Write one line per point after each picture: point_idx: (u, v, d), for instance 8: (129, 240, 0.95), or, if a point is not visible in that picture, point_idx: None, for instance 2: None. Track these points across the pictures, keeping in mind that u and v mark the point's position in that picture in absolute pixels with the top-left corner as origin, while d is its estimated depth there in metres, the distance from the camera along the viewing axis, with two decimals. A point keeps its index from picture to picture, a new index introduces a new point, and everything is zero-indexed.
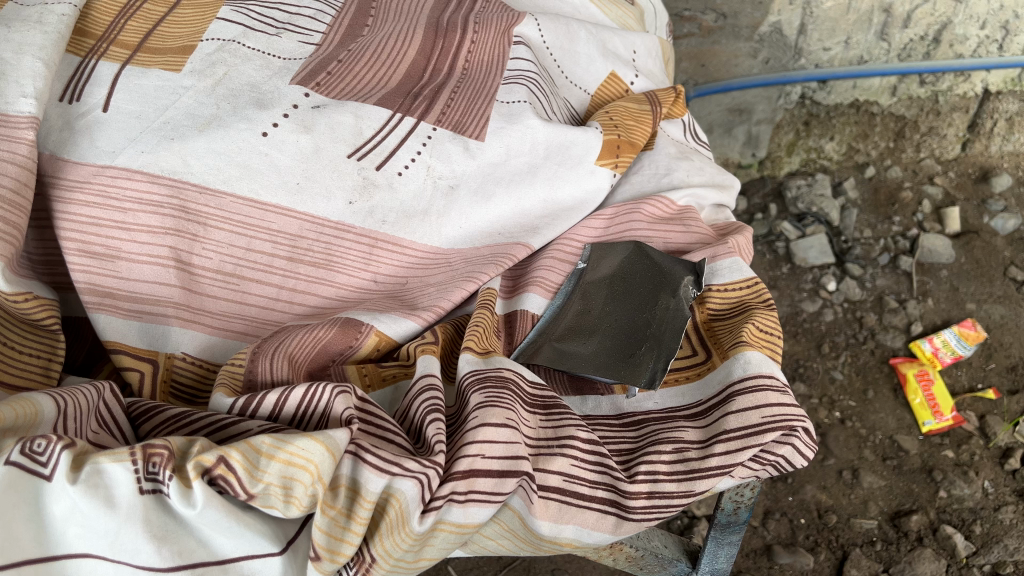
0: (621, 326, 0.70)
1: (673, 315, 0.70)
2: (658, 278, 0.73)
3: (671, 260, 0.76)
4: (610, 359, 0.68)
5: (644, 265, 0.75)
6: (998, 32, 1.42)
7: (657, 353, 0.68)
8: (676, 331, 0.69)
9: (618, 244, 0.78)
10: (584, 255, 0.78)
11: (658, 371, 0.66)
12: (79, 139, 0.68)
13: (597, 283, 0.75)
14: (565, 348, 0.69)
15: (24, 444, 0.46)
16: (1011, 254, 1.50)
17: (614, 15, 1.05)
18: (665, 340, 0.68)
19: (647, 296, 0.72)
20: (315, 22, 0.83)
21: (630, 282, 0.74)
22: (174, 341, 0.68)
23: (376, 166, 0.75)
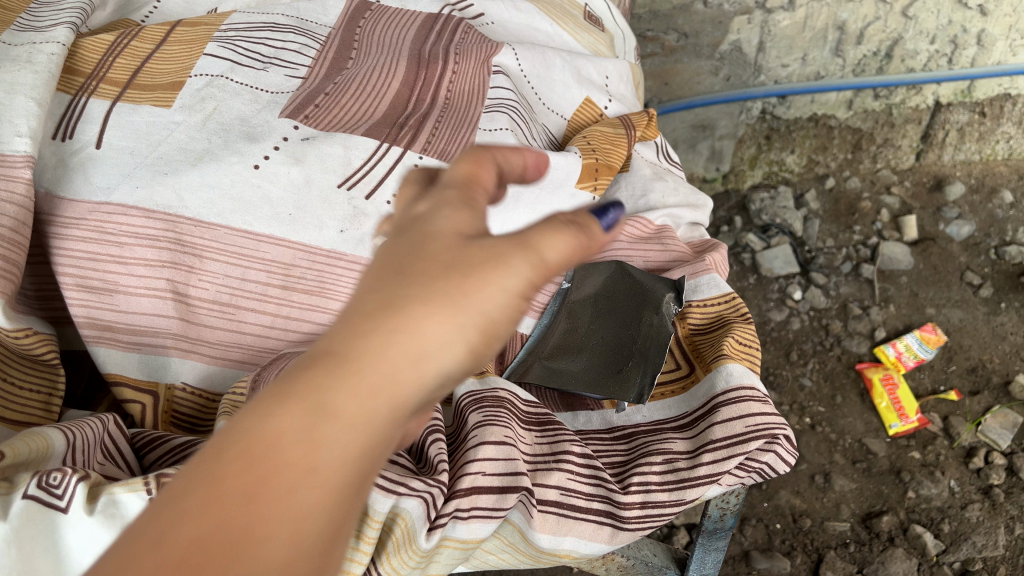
0: (609, 343, 0.73)
1: (658, 330, 0.73)
2: (641, 295, 0.75)
3: (651, 277, 0.77)
4: (599, 377, 0.71)
5: (625, 282, 0.77)
6: (947, 47, 1.48)
7: (643, 368, 0.71)
8: (661, 345, 0.72)
9: (602, 262, 0.79)
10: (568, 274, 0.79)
11: (646, 386, 0.70)
12: (73, 176, 0.69)
13: (582, 302, 0.77)
14: (556, 369, 0.72)
15: (41, 477, 0.48)
16: (967, 260, 1.55)
17: (586, 41, 1.09)
18: (651, 354, 0.72)
19: (631, 311, 0.74)
20: (300, 56, 0.85)
21: (614, 298, 0.76)
22: (174, 372, 0.71)
23: (365, 195, 0.76)
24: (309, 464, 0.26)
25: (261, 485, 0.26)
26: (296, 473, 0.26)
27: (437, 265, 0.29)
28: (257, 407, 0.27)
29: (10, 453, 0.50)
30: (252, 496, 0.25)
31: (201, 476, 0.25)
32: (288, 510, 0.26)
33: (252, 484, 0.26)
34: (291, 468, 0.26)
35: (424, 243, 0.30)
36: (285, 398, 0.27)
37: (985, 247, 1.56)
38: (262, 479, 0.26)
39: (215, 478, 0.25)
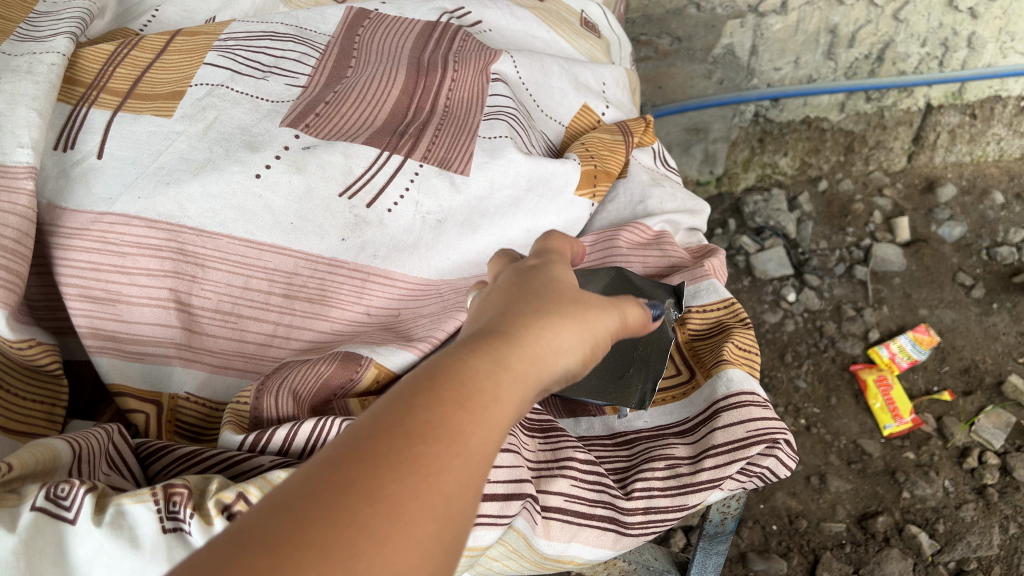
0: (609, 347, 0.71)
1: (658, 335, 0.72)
2: None
3: (650, 284, 0.77)
4: (599, 383, 0.70)
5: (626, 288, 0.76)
6: (938, 49, 1.49)
7: (644, 375, 0.70)
8: (662, 351, 0.71)
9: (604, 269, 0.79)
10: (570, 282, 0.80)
11: (647, 392, 0.69)
12: (75, 188, 0.70)
13: None
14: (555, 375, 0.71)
15: (48, 489, 0.48)
16: (959, 261, 1.56)
17: (582, 48, 1.10)
18: (653, 361, 0.70)
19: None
20: (300, 65, 0.86)
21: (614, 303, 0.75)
22: (177, 382, 0.69)
23: (367, 204, 0.77)
24: (501, 395, 0.33)
25: (472, 401, 0.32)
26: (492, 401, 0.33)
27: (566, 297, 0.40)
28: (454, 357, 0.34)
29: (17, 464, 0.50)
30: (464, 405, 0.32)
31: (422, 390, 0.32)
32: (489, 426, 0.32)
33: (465, 399, 0.32)
34: (491, 398, 0.33)
35: (551, 283, 0.41)
36: (479, 352, 0.34)
37: (977, 248, 1.57)
38: (472, 399, 0.32)
39: (440, 395, 0.32)
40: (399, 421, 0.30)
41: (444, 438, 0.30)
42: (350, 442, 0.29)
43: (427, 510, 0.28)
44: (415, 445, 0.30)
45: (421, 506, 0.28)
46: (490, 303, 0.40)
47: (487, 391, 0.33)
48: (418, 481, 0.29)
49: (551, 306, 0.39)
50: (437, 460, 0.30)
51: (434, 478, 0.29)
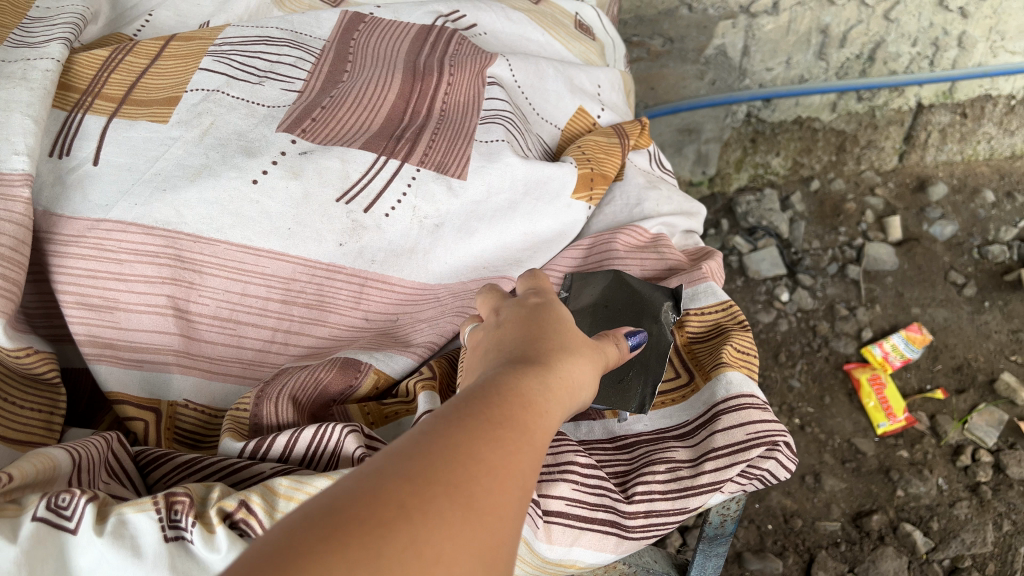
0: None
1: (657, 339, 0.72)
2: (639, 305, 0.75)
3: (649, 287, 0.78)
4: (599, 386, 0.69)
5: (623, 290, 0.76)
6: (929, 49, 1.50)
7: (643, 377, 0.69)
8: (660, 355, 0.71)
9: (600, 273, 0.80)
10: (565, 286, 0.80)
11: (647, 395, 0.69)
12: (71, 194, 0.69)
13: (580, 310, 0.75)
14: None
15: (49, 499, 0.48)
16: (951, 259, 1.57)
17: (576, 50, 1.10)
18: (652, 364, 0.70)
19: (628, 318, 0.73)
20: (296, 70, 0.86)
21: (612, 305, 0.75)
22: (176, 389, 0.70)
23: (364, 208, 0.77)
24: (550, 408, 0.42)
25: (531, 411, 0.41)
26: (545, 411, 0.42)
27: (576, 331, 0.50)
28: (511, 377, 0.43)
29: (17, 474, 0.50)
30: (527, 410, 0.40)
31: (495, 399, 0.40)
32: (544, 430, 0.41)
33: (527, 406, 0.41)
34: (544, 409, 0.42)
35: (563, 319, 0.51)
36: (529, 373, 0.43)
37: (968, 247, 1.57)
38: (531, 408, 0.41)
39: (508, 401, 0.40)
40: (482, 416, 0.39)
41: (517, 434, 0.39)
42: (445, 425, 0.38)
43: (514, 482, 0.37)
44: (499, 434, 0.38)
45: (510, 480, 0.37)
46: (515, 334, 0.49)
47: (541, 403, 0.42)
48: (506, 460, 0.37)
49: (572, 343, 0.48)
50: (516, 448, 0.38)
51: (516, 462, 0.37)
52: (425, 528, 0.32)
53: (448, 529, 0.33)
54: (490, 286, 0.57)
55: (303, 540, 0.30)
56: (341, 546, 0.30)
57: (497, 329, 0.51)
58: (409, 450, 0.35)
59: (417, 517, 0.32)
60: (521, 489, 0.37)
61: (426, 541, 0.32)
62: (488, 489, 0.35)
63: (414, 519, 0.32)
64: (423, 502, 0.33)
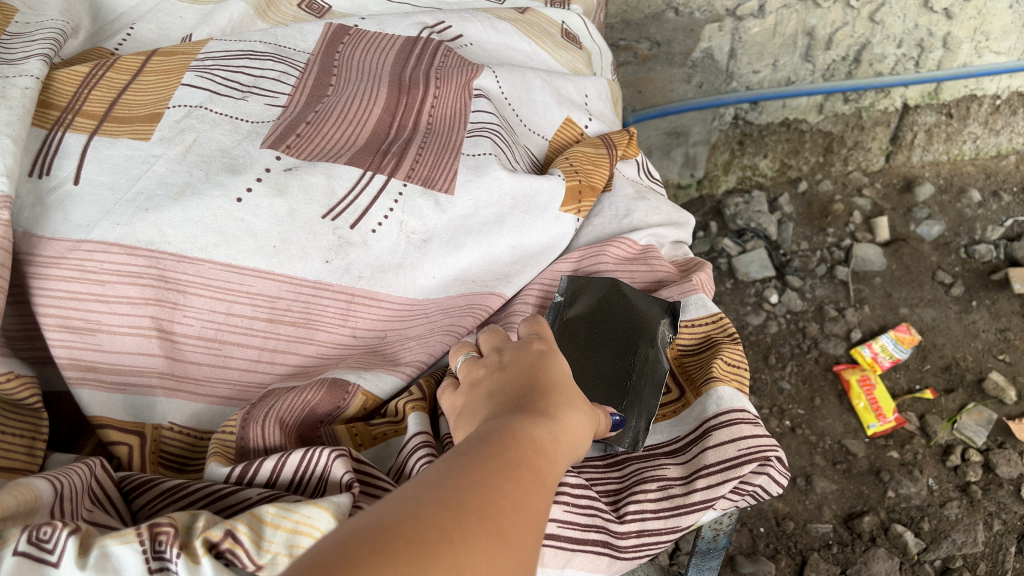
0: (604, 372, 0.70)
1: (653, 367, 0.72)
2: (636, 325, 0.74)
3: (647, 300, 0.77)
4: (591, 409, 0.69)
5: (621, 308, 0.76)
6: (914, 50, 1.50)
7: (638, 407, 0.69)
8: (655, 387, 0.71)
9: (599, 282, 0.78)
10: (562, 290, 0.78)
11: (640, 431, 0.68)
12: (51, 215, 0.68)
13: (577, 323, 0.75)
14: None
15: (31, 532, 0.47)
16: (938, 259, 1.57)
17: (564, 60, 1.09)
18: (646, 396, 0.70)
19: (626, 343, 0.73)
20: (280, 84, 0.85)
21: (609, 326, 0.74)
22: (160, 412, 0.69)
23: (350, 225, 0.76)
24: (557, 454, 0.47)
25: (543, 455, 0.45)
26: (553, 457, 0.46)
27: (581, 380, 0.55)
28: (526, 419, 0.47)
29: None
30: (540, 456, 0.45)
31: (514, 439, 0.45)
32: (552, 474, 0.45)
33: (539, 452, 0.45)
34: (553, 455, 0.46)
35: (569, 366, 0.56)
36: (541, 417, 0.48)
37: (955, 246, 1.58)
38: (543, 454, 0.45)
39: (524, 445, 0.45)
40: (503, 457, 0.43)
41: (532, 478, 0.43)
42: (471, 463, 0.42)
43: (533, 520, 0.41)
44: (517, 476, 0.42)
45: (528, 517, 0.41)
46: (525, 370, 0.53)
47: (551, 449, 0.46)
48: (524, 500, 0.41)
49: (574, 391, 0.53)
50: (532, 491, 0.42)
51: (533, 502, 0.42)
52: (460, 553, 0.36)
53: (480, 556, 0.37)
54: (492, 327, 0.61)
55: (359, 550, 0.34)
56: (388, 560, 0.34)
57: (500, 370, 0.55)
58: (440, 483, 0.39)
59: (454, 542, 0.36)
60: (536, 527, 0.41)
61: (463, 565, 0.36)
62: (510, 524, 0.39)
63: (450, 545, 0.36)
64: (456, 531, 0.37)
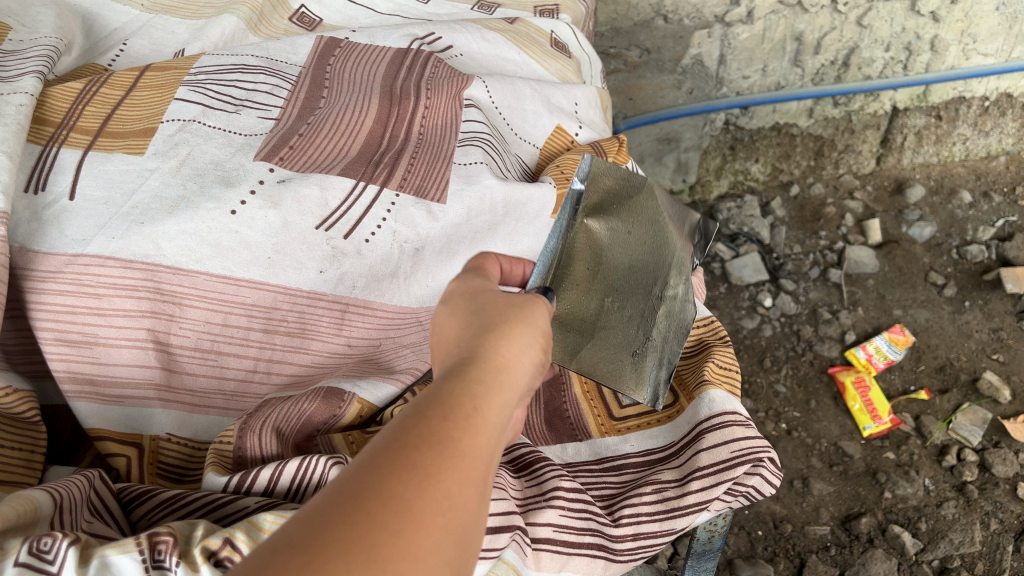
0: (628, 310, 0.66)
1: (681, 306, 0.67)
2: (665, 247, 0.67)
3: (679, 213, 0.69)
4: (612, 357, 0.66)
5: (655, 222, 0.67)
6: (902, 53, 1.52)
7: (659, 357, 0.67)
8: (680, 332, 0.67)
9: (632, 179, 0.68)
10: (582, 175, 0.66)
11: (661, 384, 0.67)
12: (47, 230, 0.69)
13: (597, 231, 0.67)
14: (564, 331, 0.65)
15: (31, 543, 0.47)
16: (930, 260, 1.58)
17: (553, 68, 1.11)
18: (669, 343, 0.67)
19: (651, 275, 0.66)
20: (272, 97, 0.86)
21: (633, 241, 0.67)
22: (158, 423, 0.70)
23: (344, 235, 0.76)
24: (482, 400, 0.39)
25: (457, 417, 0.37)
26: (475, 407, 0.38)
27: (523, 312, 0.47)
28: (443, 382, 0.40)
29: None
30: (450, 424, 0.37)
31: (422, 410, 0.37)
32: (478, 437, 0.37)
33: (450, 416, 0.37)
34: (473, 405, 0.38)
35: (509, 302, 0.48)
36: (460, 375, 0.40)
37: (947, 247, 1.59)
38: (457, 409, 0.38)
39: (429, 409, 0.37)
40: (400, 443, 0.35)
41: (441, 446, 0.36)
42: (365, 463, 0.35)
43: (435, 515, 0.34)
44: (420, 454, 0.35)
45: (428, 514, 0.33)
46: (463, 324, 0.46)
47: (470, 407, 0.38)
48: (424, 491, 0.34)
49: (502, 319, 0.45)
50: (444, 462, 0.35)
51: (443, 479, 0.35)
52: None
53: None
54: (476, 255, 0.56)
55: None
56: None
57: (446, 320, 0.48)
58: (320, 493, 0.33)
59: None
60: (453, 505, 0.34)
61: None
62: (409, 518, 0.33)
63: None
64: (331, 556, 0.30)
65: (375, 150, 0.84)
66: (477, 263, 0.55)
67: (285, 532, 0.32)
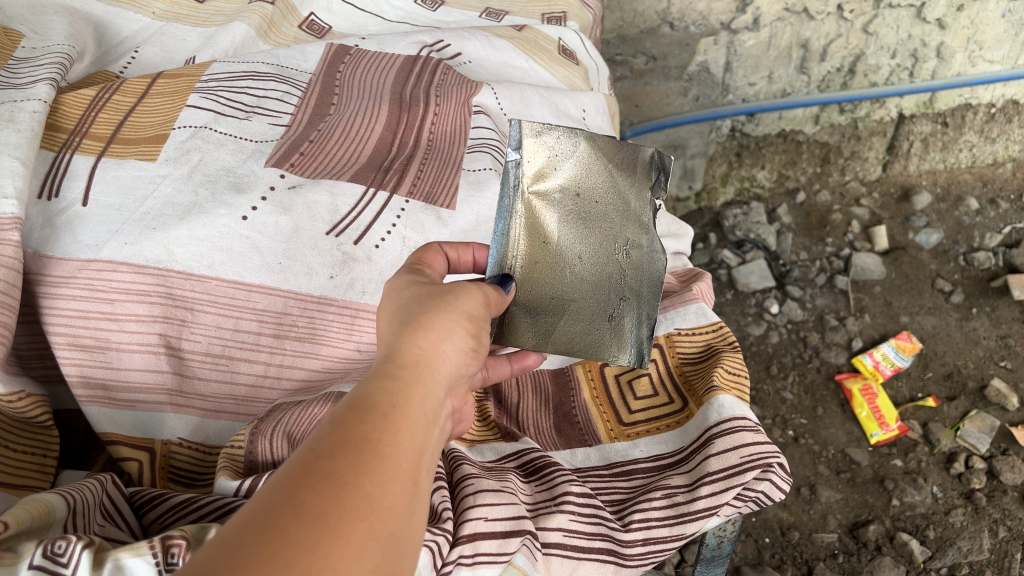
0: (593, 279, 0.66)
1: (649, 260, 0.66)
2: (622, 196, 0.66)
3: (627, 152, 0.67)
4: (587, 329, 0.67)
5: (605, 172, 0.66)
6: (908, 60, 1.52)
7: (637, 314, 0.67)
8: (653, 283, 0.66)
9: (564, 132, 0.67)
10: (515, 144, 0.66)
11: (644, 342, 0.67)
12: (60, 236, 0.69)
13: (548, 203, 0.66)
14: (536, 315, 0.66)
15: (46, 546, 0.48)
16: (937, 267, 1.58)
17: (560, 75, 1.11)
18: (647, 297, 0.66)
19: (613, 233, 0.66)
20: (282, 104, 0.87)
21: (588, 201, 0.66)
22: (170, 428, 0.71)
23: (354, 240, 0.77)
24: (402, 401, 0.41)
25: (380, 421, 0.39)
26: (394, 406, 0.40)
27: (449, 307, 0.50)
28: (366, 386, 0.42)
29: (13, 521, 0.49)
30: (372, 425, 0.39)
31: (346, 415, 0.39)
32: (400, 436, 0.39)
33: (371, 418, 0.39)
34: (392, 405, 0.40)
35: (435, 298, 0.50)
36: (382, 377, 0.42)
37: (954, 254, 1.59)
38: (376, 411, 0.40)
39: (349, 413, 0.39)
40: (324, 449, 0.37)
41: (362, 448, 0.37)
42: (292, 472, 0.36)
43: (359, 518, 0.35)
44: (346, 459, 0.37)
45: (353, 517, 0.35)
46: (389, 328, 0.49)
47: (390, 408, 0.40)
48: (348, 496, 0.35)
49: (423, 314, 0.48)
50: (364, 465, 0.37)
51: (366, 482, 0.36)
52: None
53: None
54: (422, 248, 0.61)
55: None
56: None
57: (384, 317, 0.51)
58: (245, 506, 0.34)
59: None
60: (376, 508, 0.36)
61: None
62: (335, 523, 0.34)
63: None
64: (258, 564, 0.32)
65: (384, 155, 0.85)
66: (418, 256, 0.60)
67: (217, 541, 0.33)
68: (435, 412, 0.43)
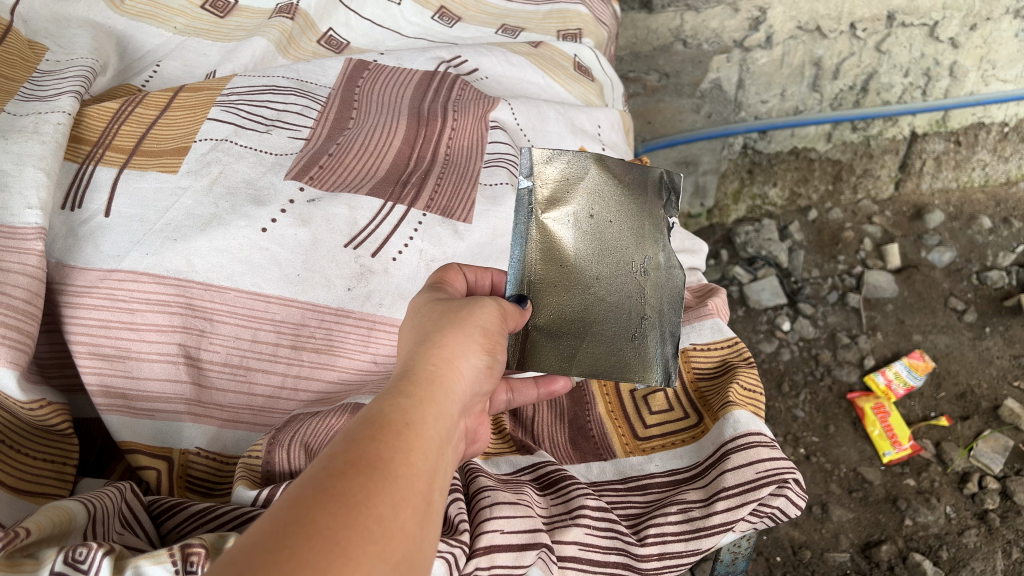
0: (614, 300, 0.66)
1: (668, 278, 0.68)
2: (636, 218, 0.68)
3: (635, 175, 0.69)
4: (612, 349, 0.66)
5: (617, 193, 0.68)
6: (920, 79, 1.53)
7: (660, 331, 0.67)
8: (673, 299, 0.68)
9: (574, 156, 0.69)
10: (526, 172, 0.68)
11: (670, 360, 0.66)
12: (83, 246, 0.70)
13: (563, 224, 0.67)
14: (557, 338, 0.66)
15: (67, 552, 0.48)
16: (950, 286, 1.57)
17: (576, 92, 1.12)
18: (669, 316, 0.67)
19: (627, 253, 0.67)
20: (302, 118, 0.88)
21: (601, 221, 0.67)
22: (187, 437, 0.71)
23: (371, 253, 0.78)
24: (415, 420, 0.42)
25: (393, 441, 0.40)
26: (407, 425, 0.41)
27: (463, 324, 0.50)
28: (379, 404, 0.42)
29: (34, 528, 0.50)
30: (385, 446, 0.39)
31: (362, 435, 0.39)
32: (412, 456, 0.40)
33: (383, 439, 0.39)
34: (404, 423, 0.41)
35: (450, 315, 0.51)
36: (395, 395, 0.43)
37: (967, 273, 1.58)
38: (388, 429, 0.40)
39: (362, 431, 0.40)
40: (338, 469, 0.37)
41: (374, 467, 0.38)
42: (305, 489, 0.36)
43: (369, 539, 0.35)
44: (358, 479, 0.37)
45: (361, 536, 0.35)
46: (405, 346, 0.49)
47: (403, 429, 0.41)
48: (358, 515, 0.35)
49: (438, 332, 0.49)
50: (376, 485, 0.37)
51: (376, 502, 0.36)
52: None
53: None
54: (444, 268, 0.61)
55: None
56: None
57: (402, 334, 0.52)
58: (257, 523, 0.34)
59: None
60: (388, 529, 0.36)
61: None
62: (342, 543, 0.34)
63: None
64: None
65: (403, 169, 0.86)
66: (439, 275, 0.60)
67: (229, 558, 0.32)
68: (447, 432, 0.43)
